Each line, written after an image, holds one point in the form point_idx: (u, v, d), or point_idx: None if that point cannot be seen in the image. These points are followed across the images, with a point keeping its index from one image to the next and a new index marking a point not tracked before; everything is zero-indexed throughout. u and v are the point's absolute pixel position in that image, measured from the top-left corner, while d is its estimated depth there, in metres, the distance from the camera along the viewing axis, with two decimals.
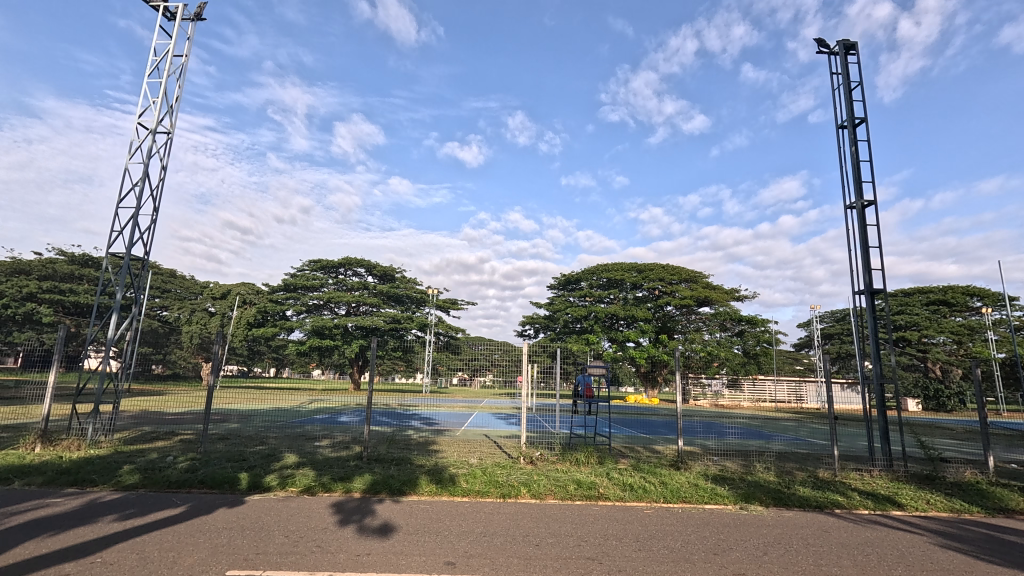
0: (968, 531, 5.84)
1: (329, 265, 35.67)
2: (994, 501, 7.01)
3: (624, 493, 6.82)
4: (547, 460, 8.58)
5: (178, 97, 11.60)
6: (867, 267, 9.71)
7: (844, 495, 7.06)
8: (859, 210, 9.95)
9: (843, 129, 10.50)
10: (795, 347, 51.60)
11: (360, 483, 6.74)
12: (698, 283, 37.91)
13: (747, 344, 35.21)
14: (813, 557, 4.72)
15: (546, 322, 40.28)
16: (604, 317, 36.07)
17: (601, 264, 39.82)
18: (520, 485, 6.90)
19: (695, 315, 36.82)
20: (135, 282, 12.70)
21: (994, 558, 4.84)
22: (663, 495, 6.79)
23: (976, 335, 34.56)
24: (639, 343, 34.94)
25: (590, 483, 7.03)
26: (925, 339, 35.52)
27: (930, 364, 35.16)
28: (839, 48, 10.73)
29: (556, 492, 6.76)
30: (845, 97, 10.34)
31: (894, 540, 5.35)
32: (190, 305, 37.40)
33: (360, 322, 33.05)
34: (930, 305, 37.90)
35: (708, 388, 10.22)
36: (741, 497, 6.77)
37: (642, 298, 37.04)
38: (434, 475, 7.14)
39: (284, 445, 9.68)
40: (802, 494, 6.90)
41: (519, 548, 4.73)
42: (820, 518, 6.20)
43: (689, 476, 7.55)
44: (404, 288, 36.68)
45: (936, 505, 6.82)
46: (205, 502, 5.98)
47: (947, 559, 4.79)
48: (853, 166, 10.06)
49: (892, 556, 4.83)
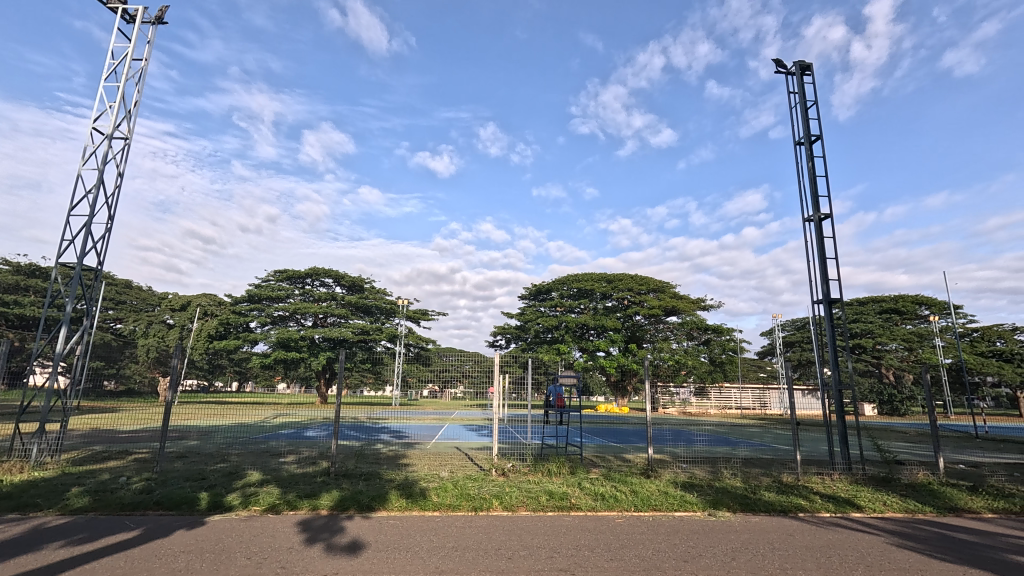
0: (921, 530, 6.10)
1: (295, 275, 35.01)
2: (945, 500, 7.35)
3: (595, 503, 6.84)
4: (519, 471, 8.56)
5: (136, 102, 11.24)
6: (825, 277, 10.11)
7: (807, 498, 7.29)
8: (816, 223, 10.40)
9: (800, 145, 11.01)
10: (759, 355, 53.15)
11: (328, 499, 6.55)
12: (665, 293, 38.66)
13: (713, 352, 36.03)
14: (779, 561, 4.82)
15: (517, 333, 40.35)
16: (575, 326, 36.50)
17: (572, 273, 40.32)
18: (492, 497, 6.84)
19: (663, 324, 37.34)
20: (86, 293, 11.92)
21: (946, 556, 5.05)
22: (635, 504, 6.84)
23: (925, 342, 36.43)
24: (609, 353, 35.55)
25: (562, 494, 7.04)
26: (879, 345, 37.05)
27: (884, 370, 36.77)
28: (795, 68, 11.25)
29: (528, 504, 6.75)
30: (802, 115, 10.84)
31: (854, 541, 5.54)
32: (146, 318, 35.74)
33: (327, 334, 32.24)
34: (883, 313, 39.75)
35: (676, 395, 10.40)
36: (709, 504, 6.90)
37: (611, 308, 37.73)
38: (404, 490, 7.00)
39: (246, 462, 9.35)
40: (768, 499, 7.08)
41: (492, 562, 4.66)
42: (784, 522, 6.37)
43: (659, 484, 7.65)
44: (373, 299, 36.14)
45: (892, 506, 7.10)
46: (162, 525, 5.70)
47: (903, 558, 4.97)
48: (810, 180, 10.53)
49: (853, 557, 4.98)
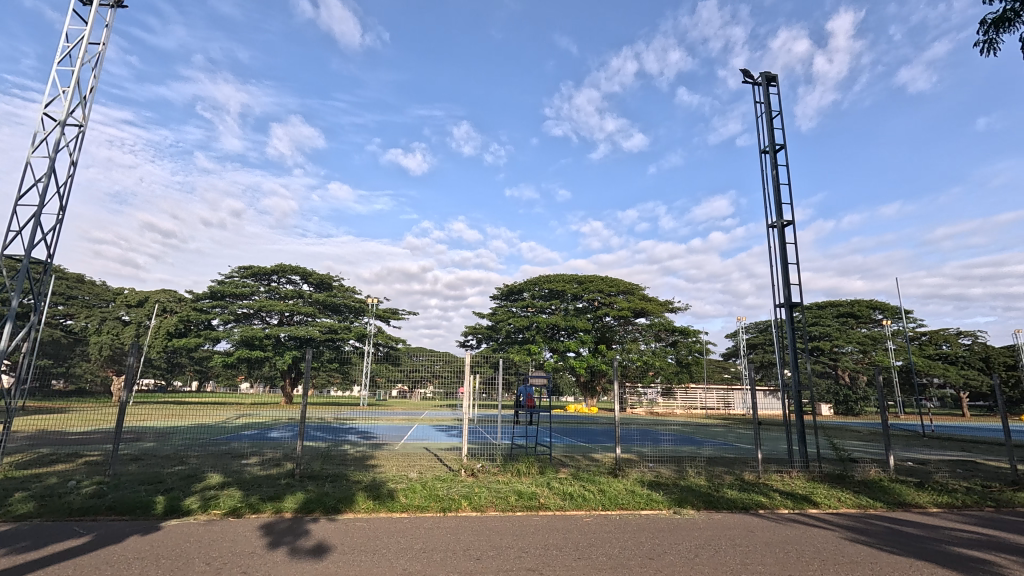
0: (872, 525, 6.39)
1: (260, 272, 34.06)
2: (895, 496, 7.73)
3: (564, 503, 6.90)
4: (489, 471, 8.55)
5: (92, 88, 10.71)
6: (786, 282, 10.48)
7: (767, 495, 7.53)
8: (779, 229, 10.75)
9: (766, 153, 11.37)
10: (724, 357, 54.68)
11: (292, 502, 6.39)
12: (635, 295, 39.28)
13: (679, 353, 36.83)
14: (740, 556, 4.97)
15: (488, 333, 40.33)
16: (546, 327, 36.74)
17: (543, 274, 40.55)
18: (461, 498, 6.81)
19: (632, 325, 37.98)
20: (33, 287, 11.26)
21: (895, 549, 5.30)
22: (602, 503, 6.93)
23: (878, 345, 38.19)
24: (579, 354, 35.96)
25: (531, 494, 7.07)
26: (836, 348, 38.63)
27: (840, 371, 38.35)
28: (762, 79, 11.60)
29: (497, 504, 6.75)
30: (767, 124, 11.19)
31: (810, 536, 5.75)
32: (99, 314, 34.10)
33: (293, 333, 31.49)
34: (839, 317, 41.46)
35: (643, 396, 10.66)
36: (674, 502, 7.05)
37: (581, 309, 38.14)
38: (371, 491, 6.90)
39: (207, 465, 9.04)
40: (730, 497, 7.29)
41: (460, 563, 4.64)
42: (745, 518, 6.57)
43: (626, 483, 7.77)
44: (342, 297, 35.48)
45: (846, 502, 7.42)
46: (114, 531, 5.44)
47: (854, 551, 5.19)
48: (774, 188, 10.88)
49: (809, 552, 5.18)
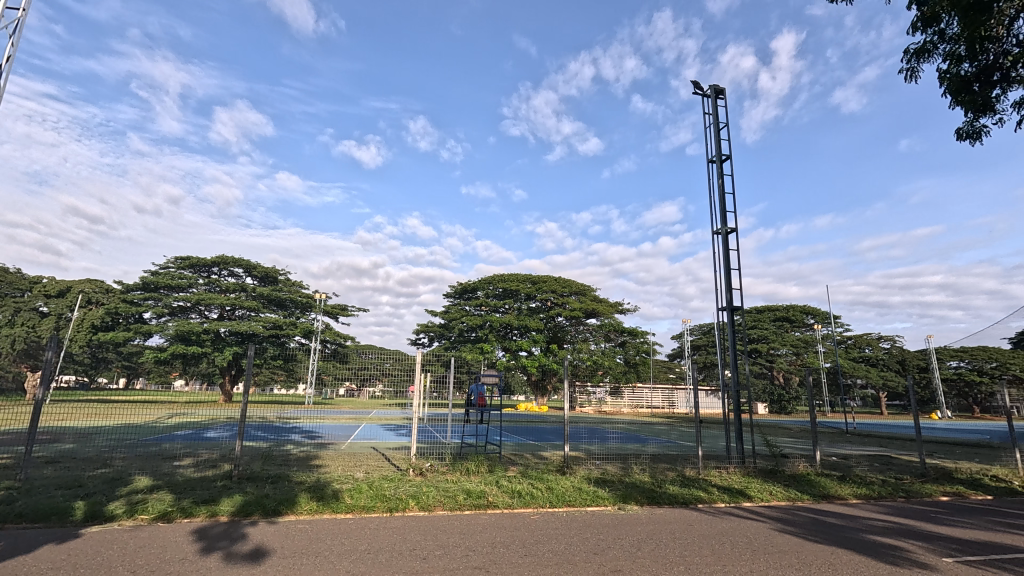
0: (799, 516, 6.82)
1: (199, 263, 32.28)
2: (820, 488, 8.28)
3: (512, 501, 6.96)
4: (437, 471, 8.48)
5: (9, 57, 9.82)
6: (729, 287, 10.98)
7: (706, 490, 7.88)
8: (723, 236, 11.25)
9: (712, 163, 11.87)
10: (670, 357, 56.67)
11: (228, 505, 6.10)
12: (587, 296, 40.01)
13: (628, 354, 37.83)
14: (679, 549, 5.18)
15: (441, 331, 39.98)
16: (498, 326, 36.84)
17: (497, 273, 40.61)
18: (408, 497, 6.72)
19: (583, 326, 38.67)
20: None
21: (818, 539, 5.67)
22: (550, 500, 7.03)
23: (810, 348, 40.70)
24: (531, 353, 36.29)
25: (479, 492, 7.07)
26: (772, 350, 40.87)
27: (775, 372, 40.60)
28: (711, 91, 12.10)
29: (445, 503, 6.70)
30: (714, 135, 11.69)
31: (744, 528, 6.06)
32: (12, 304, 31.22)
33: (234, 328, 30.02)
34: (776, 321, 43.89)
35: (592, 395, 10.86)
36: (619, 498, 7.25)
37: (534, 309, 38.51)
38: (315, 492, 6.70)
39: (134, 467, 8.48)
40: (672, 492, 7.57)
41: (405, 563, 4.59)
42: (685, 513, 6.84)
43: (573, 480, 7.92)
44: (288, 291, 34.13)
45: (777, 495, 7.87)
46: (24, 540, 5.00)
47: (783, 541, 5.52)
48: (719, 196, 11.37)
49: (742, 543, 5.46)
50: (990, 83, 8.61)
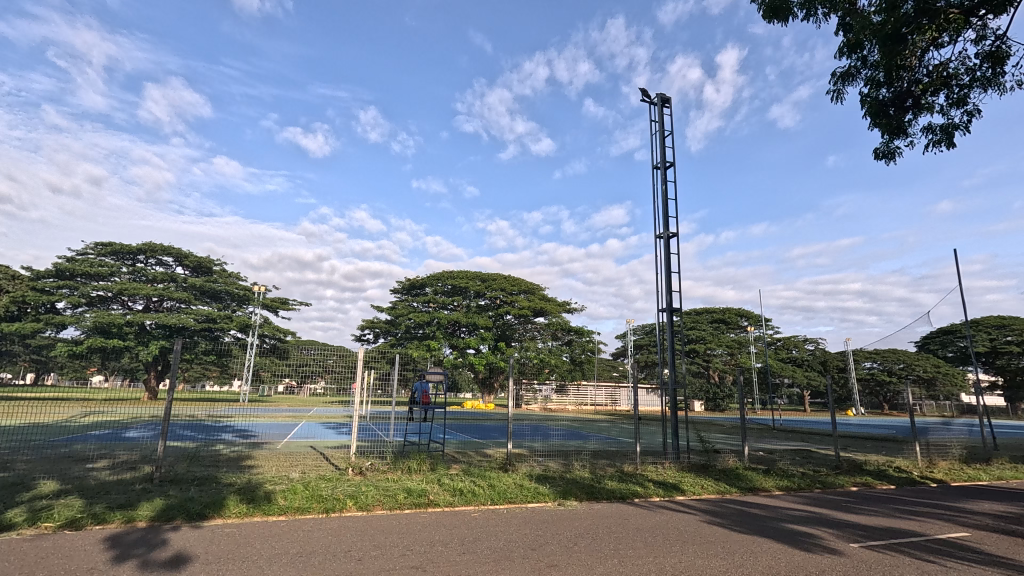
0: (726, 508, 7.20)
1: (123, 251, 30.01)
2: (747, 482, 8.78)
3: (453, 499, 6.92)
4: (378, 470, 8.31)
5: None
6: (669, 289, 11.42)
7: (642, 485, 8.17)
8: (665, 240, 11.69)
9: (657, 168, 12.30)
10: (614, 356, 58.32)
11: (147, 509, 5.71)
12: (535, 294, 40.38)
13: (574, 352, 38.55)
14: (613, 542, 5.34)
15: (387, 327, 39.18)
16: (446, 323, 36.56)
17: (446, 270, 40.25)
18: (346, 497, 6.54)
19: (531, 324, 39.05)
20: None
21: (742, 528, 6.02)
22: (491, 497, 7.05)
23: (743, 349, 43.03)
24: (478, 350, 36.27)
25: (420, 491, 6.99)
26: (709, 350, 42.89)
27: (711, 371, 42.65)
28: (657, 100, 12.53)
29: (384, 502, 6.58)
30: (659, 142, 12.12)
31: (675, 521, 6.33)
32: None
33: (162, 321, 28.13)
34: (713, 322, 46.09)
35: (538, 393, 11.16)
36: (559, 494, 7.38)
37: (483, 306, 38.57)
38: (245, 494, 6.39)
39: (40, 470, 7.77)
40: (610, 487, 7.80)
41: (339, 565, 4.47)
42: (621, 507, 7.06)
43: (515, 477, 7.98)
44: (223, 283, 32.33)
45: (707, 488, 8.27)
46: None
47: (710, 532, 5.81)
48: (663, 201, 11.80)
49: (673, 535, 5.69)
50: (903, 108, 9.37)
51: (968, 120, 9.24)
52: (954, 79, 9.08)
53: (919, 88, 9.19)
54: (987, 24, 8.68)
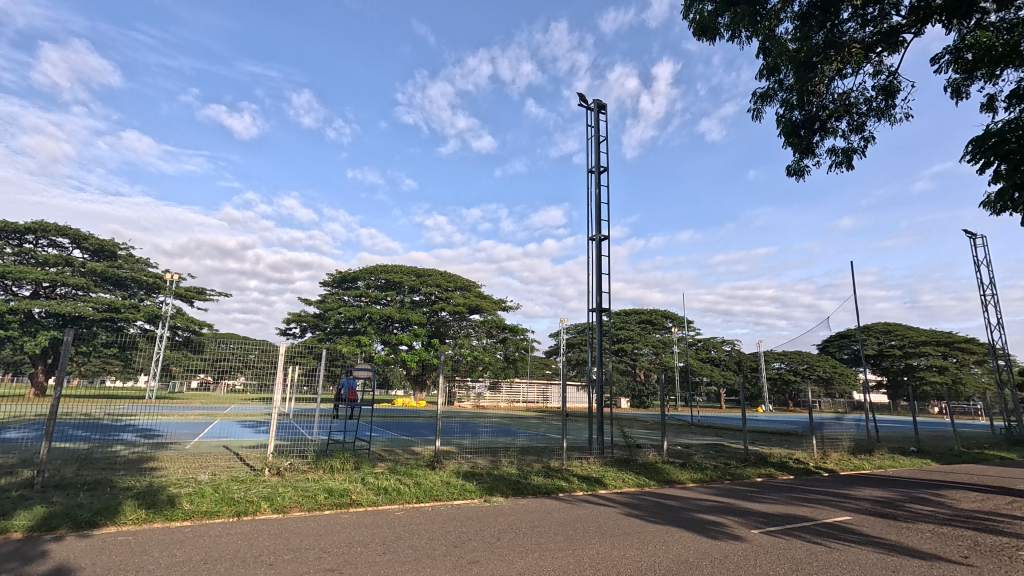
0: (643, 500, 7.56)
1: (7, 229, 26.71)
2: (664, 475, 9.25)
3: (377, 498, 6.77)
4: (297, 470, 7.96)
5: None
6: (599, 289, 11.79)
7: (567, 480, 8.39)
8: (597, 242, 12.05)
9: (591, 172, 12.65)
10: (547, 354, 59.51)
11: (25, 519, 5.12)
12: (471, 291, 40.24)
13: (507, 350, 38.84)
14: (535, 537, 5.43)
15: (315, 321, 37.58)
16: (379, 319, 35.66)
17: (380, 264, 39.21)
18: (261, 499, 6.21)
19: (465, 321, 38.92)
20: None
21: (657, 519, 6.34)
22: (417, 496, 6.97)
23: (667, 349, 45.31)
24: (411, 347, 35.70)
25: (342, 490, 6.77)
26: (636, 350, 44.78)
27: (638, 370, 44.57)
28: (594, 105, 12.87)
29: (302, 504, 6.30)
30: (595, 146, 12.46)
31: (596, 514, 6.55)
32: None
33: (54, 309, 25.33)
34: (641, 323, 48.15)
35: (472, 390, 11.31)
36: (485, 491, 7.41)
37: (418, 302, 37.97)
38: (145, 499, 5.88)
39: None
40: (536, 483, 7.94)
41: (248, 571, 4.23)
42: (545, 502, 7.21)
43: (442, 475, 7.93)
44: (130, 269, 29.62)
45: (628, 482, 8.64)
46: None
47: (628, 524, 6.06)
48: (596, 205, 12.15)
49: (593, 528, 5.89)
50: (812, 130, 10.24)
51: (865, 146, 10.27)
52: (854, 108, 10.06)
53: (826, 113, 10.09)
54: (883, 61, 9.68)
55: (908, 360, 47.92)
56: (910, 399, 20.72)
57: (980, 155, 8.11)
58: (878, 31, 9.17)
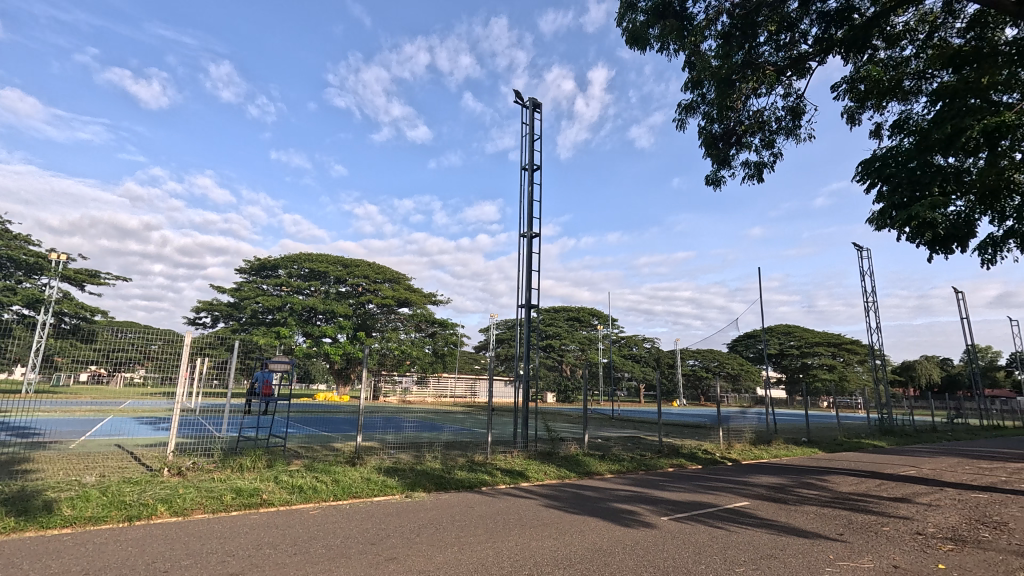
0: (563, 491, 7.78)
1: None
2: (585, 467, 9.58)
3: (290, 497, 6.44)
4: (202, 469, 7.43)
5: None
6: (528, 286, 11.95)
7: (490, 473, 8.45)
8: (528, 239, 12.20)
9: (524, 170, 12.79)
10: (476, 349, 59.61)
11: None
12: (401, 283, 39.21)
13: (436, 344, 38.36)
14: (456, 531, 5.42)
15: (229, 310, 35.09)
16: (300, 309, 33.98)
17: (304, 252, 37.30)
18: (157, 502, 5.71)
19: (394, 314, 37.98)
20: None
21: (575, 509, 6.55)
22: (334, 493, 6.71)
23: (592, 346, 46.87)
24: (335, 340, 34.38)
25: (251, 490, 6.37)
26: (563, 346, 45.90)
27: (564, 366, 45.77)
28: (529, 103, 12.99)
29: (206, 505, 5.87)
30: (528, 144, 12.60)
31: (517, 506, 6.65)
32: None
33: None
34: (568, 320, 49.40)
35: (398, 384, 11.09)
36: (407, 486, 7.29)
37: (343, 293, 36.56)
38: (14, 506, 5.21)
39: None
40: (459, 477, 7.92)
41: None
42: (467, 496, 7.22)
43: (362, 471, 7.70)
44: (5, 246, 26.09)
45: (549, 474, 8.86)
46: None
47: (547, 515, 6.21)
48: (528, 202, 12.29)
49: (513, 520, 5.97)
50: (729, 144, 10.98)
51: (773, 161, 11.16)
52: (766, 125, 10.88)
53: (741, 128, 10.84)
54: (792, 84, 10.54)
55: (803, 359, 53.00)
56: (803, 394, 22.88)
57: (868, 176, 9.07)
58: (789, 57, 9.97)
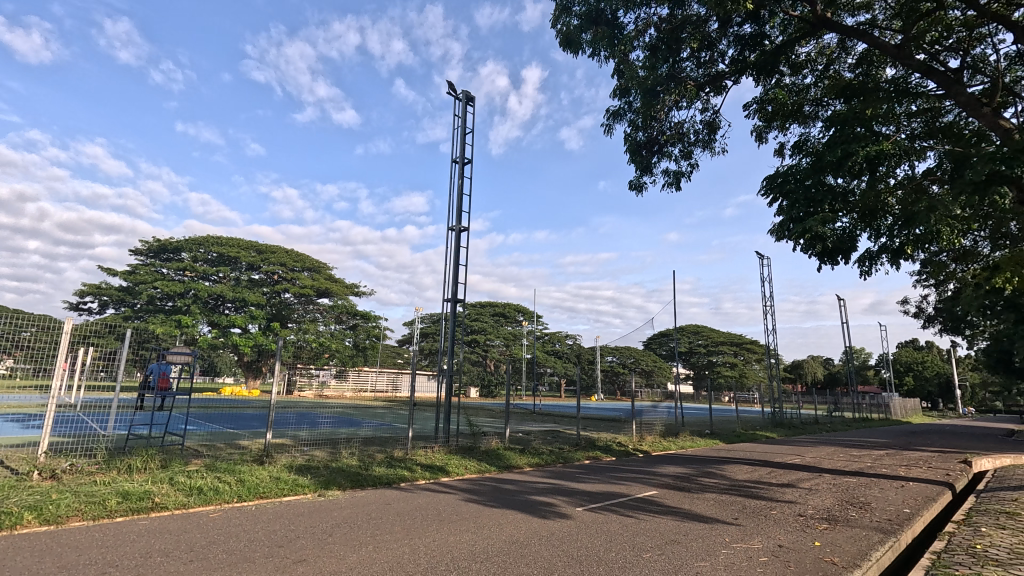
0: (483, 485, 7.81)
1: None
2: (505, 460, 9.69)
3: (187, 499, 5.93)
4: (81, 472, 6.67)
5: None
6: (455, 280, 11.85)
7: (410, 469, 8.31)
8: (457, 233, 12.09)
9: (455, 162, 12.65)
10: (399, 343, 58.28)
11: None
12: (321, 272, 37.23)
13: (358, 337, 37.00)
14: (371, 530, 5.26)
15: (120, 296, 31.67)
16: (206, 297, 31.40)
17: (212, 235, 34.47)
18: (23, 510, 5.02)
19: (312, 305, 36.13)
20: None
21: (493, 503, 6.60)
22: (238, 494, 6.27)
23: (517, 342, 47.47)
24: (246, 330, 32.17)
25: (141, 493, 5.80)
26: (488, 341, 46.08)
27: (488, 361, 45.98)
28: (462, 96, 12.85)
29: (84, 512, 5.25)
30: (460, 137, 12.46)
31: (435, 502, 6.57)
32: None
33: None
34: (495, 316, 49.61)
35: (315, 377, 10.64)
36: (320, 484, 6.98)
37: (256, 281, 34.21)
38: None
39: None
40: (377, 474, 7.70)
41: None
42: (384, 492, 7.03)
43: (271, 470, 7.26)
44: None
45: (470, 468, 8.88)
46: None
47: (465, 509, 6.20)
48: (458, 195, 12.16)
49: (431, 516, 5.90)
50: (651, 151, 11.51)
51: (690, 171, 11.86)
52: (685, 137, 11.53)
53: (663, 138, 11.41)
54: (709, 100, 11.25)
55: (710, 357, 57.08)
56: (709, 389, 24.63)
57: (771, 190, 9.90)
58: (707, 74, 10.63)
